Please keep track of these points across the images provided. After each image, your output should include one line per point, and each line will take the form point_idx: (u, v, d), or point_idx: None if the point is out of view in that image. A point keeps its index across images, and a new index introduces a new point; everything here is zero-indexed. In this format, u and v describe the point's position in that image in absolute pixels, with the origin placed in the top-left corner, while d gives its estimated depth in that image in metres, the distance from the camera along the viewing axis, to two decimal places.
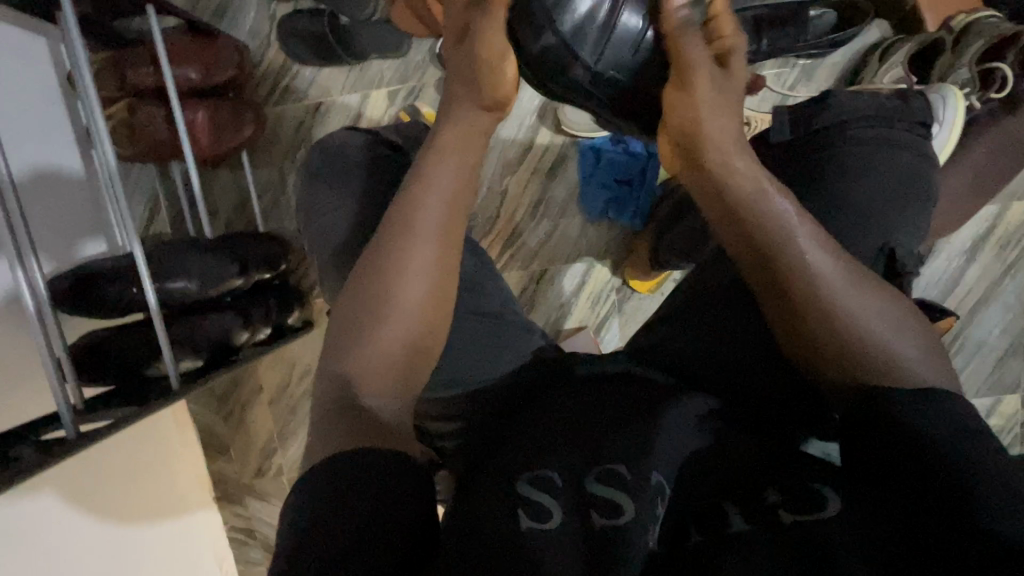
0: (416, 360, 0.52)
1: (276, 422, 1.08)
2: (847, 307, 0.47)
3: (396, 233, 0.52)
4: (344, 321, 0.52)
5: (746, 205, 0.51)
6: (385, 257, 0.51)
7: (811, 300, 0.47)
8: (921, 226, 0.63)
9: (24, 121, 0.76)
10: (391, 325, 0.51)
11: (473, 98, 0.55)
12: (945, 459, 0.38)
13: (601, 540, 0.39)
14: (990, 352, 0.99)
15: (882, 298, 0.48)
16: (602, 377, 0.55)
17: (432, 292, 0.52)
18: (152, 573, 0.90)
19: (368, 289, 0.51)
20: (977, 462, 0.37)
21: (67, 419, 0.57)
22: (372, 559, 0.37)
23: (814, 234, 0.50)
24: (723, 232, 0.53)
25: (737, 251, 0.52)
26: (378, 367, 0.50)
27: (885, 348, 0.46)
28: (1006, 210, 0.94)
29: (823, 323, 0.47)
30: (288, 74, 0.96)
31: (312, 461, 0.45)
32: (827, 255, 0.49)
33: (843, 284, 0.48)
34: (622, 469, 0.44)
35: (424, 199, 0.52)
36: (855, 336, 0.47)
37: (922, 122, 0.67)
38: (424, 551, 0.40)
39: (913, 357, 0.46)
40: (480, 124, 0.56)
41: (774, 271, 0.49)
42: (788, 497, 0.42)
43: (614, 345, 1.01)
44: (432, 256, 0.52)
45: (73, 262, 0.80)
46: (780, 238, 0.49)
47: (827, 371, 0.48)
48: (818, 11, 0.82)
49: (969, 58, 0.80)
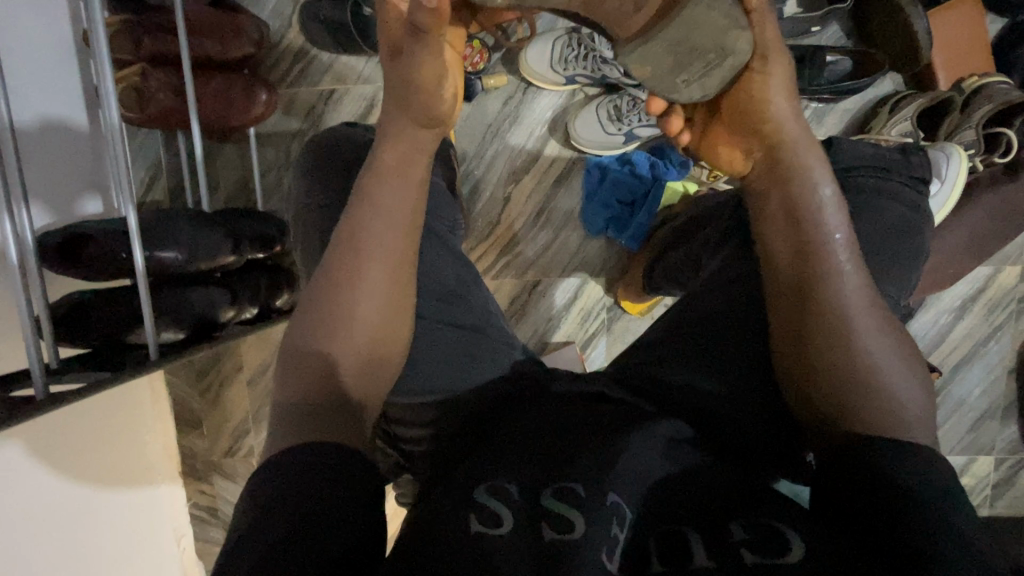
0: (375, 363, 0.51)
1: (252, 403, 1.08)
2: (862, 329, 0.48)
3: (342, 249, 0.51)
4: (308, 322, 0.50)
5: (794, 203, 0.52)
6: (337, 276, 0.50)
7: (837, 312, 0.48)
8: (911, 280, 0.62)
9: (31, 73, 0.75)
10: (343, 342, 0.49)
11: (408, 117, 0.52)
12: (922, 522, 0.39)
13: (551, 551, 0.39)
14: (968, 412, 0.99)
15: (892, 334, 0.49)
16: (576, 397, 0.54)
17: (386, 295, 0.51)
18: (109, 540, 0.89)
19: (319, 301, 0.50)
20: (954, 535, 0.38)
21: (38, 379, 0.56)
22: (311, 557, 0.36)
23: (853, 254, 0.51)
24: (773, 231, 0.53)
25: (780, 254, 0.53)
26: (338, 371, 0.49)
27: (888, 388, 0.46)
28: (998, 274, 0.95)
29: (840, 343, 0.48)
30: (305, 58, 0.96)
31: (272, 451, 0.44)
32: (857, 272, 0.50)
33: (869, 308, 0.49)
34: (578, 487, 0.43)
35: (372, 221, 0.51)
36: (865, 366, 0.47)
37: (922, 179, 0.67)
38: (370, 554, 0.39)
39: (908, 397, 0.47)
40: (423, 161, 0.54)
41: (807, 276, 0.50)
42: (754, 536, 0.41)
43: (599, 363, 1.01)
44: (383, 267, 0.51)
45: (66, 219, 0.79)
46: (823, 240, 0.50)
47: (822, 401, 0.48)
48: (831, 57, 0.86)
49: (977, 120, 0.81)
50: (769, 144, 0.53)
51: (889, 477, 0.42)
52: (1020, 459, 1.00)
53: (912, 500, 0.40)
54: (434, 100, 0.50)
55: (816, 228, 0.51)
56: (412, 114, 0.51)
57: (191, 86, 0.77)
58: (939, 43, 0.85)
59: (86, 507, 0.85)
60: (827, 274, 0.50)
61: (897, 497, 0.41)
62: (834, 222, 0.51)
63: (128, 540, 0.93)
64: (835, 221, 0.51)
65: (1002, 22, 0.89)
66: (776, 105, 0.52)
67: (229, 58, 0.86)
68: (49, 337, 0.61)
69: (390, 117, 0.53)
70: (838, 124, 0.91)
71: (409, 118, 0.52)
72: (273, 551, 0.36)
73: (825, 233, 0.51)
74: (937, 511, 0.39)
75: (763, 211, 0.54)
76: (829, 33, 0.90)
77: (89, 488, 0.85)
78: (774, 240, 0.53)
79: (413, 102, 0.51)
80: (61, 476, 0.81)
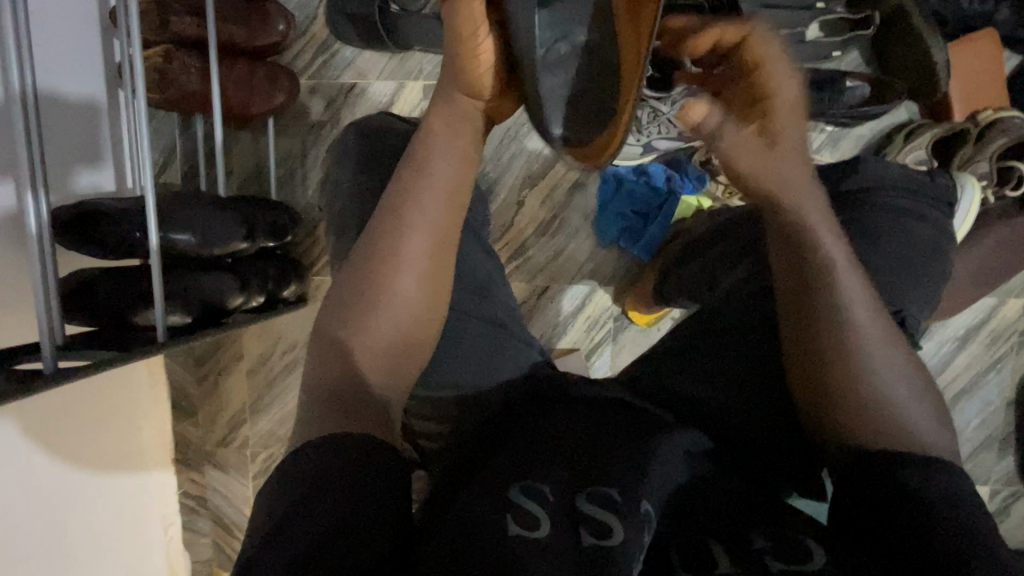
0: (408, 351, 0.51)
1: (249, 394, 1.07)
2: (871, 358, 0.47)
3: (387, 219, 0.51)
4: (344, 300, 0.51)
5: (803, 252, 0.51)
6: (379, 251, 0.50)
7: (842, 339, 0.48)
8: (933, 297, 0.63)
9: (54, 48, 0.75)
10: (383, 317, 0.50)
11: (456, 84, 0.53)
12: (952, 541, 0.38)
13: (596, 558, 0.38)
14: (966, 442, 1.00)
15: (902, 359, 0.48)
16: (594, 400, 0.54)
17: (423, 283, 0.51)
18: (98, 525, 0.87)
19: (361, 278, 0.51)
20: (983, 548, 0.37)
21: (47, 352, 0.55)
22: (347, 553, 0.36)
23: (858, 281, 0.50)
24: (779, 257, 0.54)
25: (785, 278, 0.53)
26: (371, 349, 0.49)
27: (899, 414, 0.46)
28: (1001, 306, 0.96)
29: (841, 380, 0.47)
30: (328, 51, 0.96)
31: (301, 437, 0.44)
32: (863, 301, 0.49)
33: (875, 335, 0.48)
34: (614, 493, 0.43)
35: (408, 220, 0.51)
36: (875, 392, 0.46)
37: (945, 202, 0.68)
38: (404, 554, 0.39)
39: (920, 421, 0.46)
40: (468, 135, 0.54)
41: (810, 302, 0.50)
42: (776, 545, 0.41)
43: (603, 372, 1.01)
44: (425, 247, 0.51)
45: (78, 197, 0.78)
46: (826, 285, 0.50)
47: (828, 434, 0.48)
48: (851, 83, 0.86)
49: (989, 153, 0.84)
50: (767, 178, 0.53)
51: (912, 492, 0.41)
52: (1016, 491, 1.00)
53: (940, 511, 0.40)
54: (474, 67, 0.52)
55: (823, 274, 0.50)
56: (463, 85, 0.53)
57: (214, 70, 0.77)
58: (957, 77, 0.87)
59: (76, 490, 0.83)
60: (830, 302, 0.49)
61: (923, 513, 0.40)
62: (836, 251, 0.51)
63: (115, 526, 0.91)
64: (837, 254, 0.51)
65: (1018, 59, 0.91)
66: (780, 113, 0.52)
67: (254, 45, 0.86)
68: (58, 310, 0.58)
69: (449, 85, 0.54)
70: (853, 149, 0.92)
71: (462, 91, 0.53)
72: (304, 555, 0.35)
73: (826, 262, 0.50)
74: (965, 529, 0.38)
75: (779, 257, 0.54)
76: (851, 57, 0.91)
77: (80, 469, 0.84)
78: (783, 266, 0.53)
79: (459, 81, 0.53)
80: (53, 454, 0.79)
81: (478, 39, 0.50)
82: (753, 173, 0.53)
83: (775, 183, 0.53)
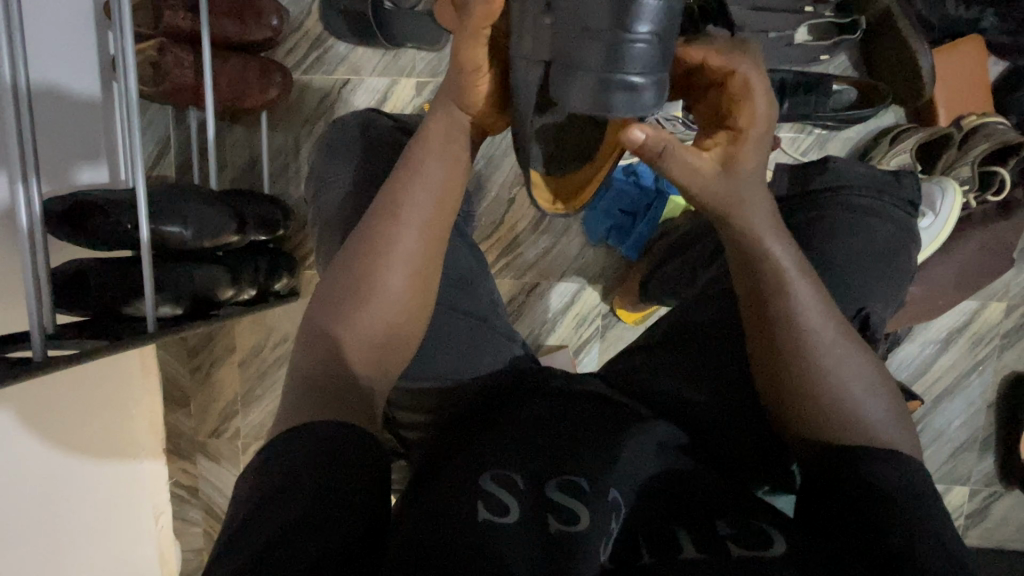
0: (390, 347, 0.52)
1: (241, 385, 1.08)
2: (829, 365, 0.48)
3: (380, 218, 0.51)
4: (329, 295, 0.51)
5: (755, 266, 0.50)
6: (368, 248, 0.50)
7: (797, 351, 0.48)
8: (896, 296, 0.64)
9: (49, 41, 0.75)
10: (370, 314, 0.50)
11: (454, 95, 0.51)
12: (902, 532, 0.40)
13: (559, 545, 0.40)
14: (947, 442, 1.01)
15: (861, 362, 0.48)
16: (572, 394, 0.55)
17: (410, 280, 0.51)
18: (90, 512, 0.89)
19: (349, 273, 0.50)
20: (932, 542, 0.39)
21: (36, 340, 0.56)
22: (318, 533, 0.37)
23: (812, 292, 0.49)
24: (735, 273, 0.52)
25: (740, 294, 0.52)
26: (359, 344, 0.50)
27: (859, 416, 0.47)
28: (984, 309, 0.98)
29: (801, 386, 0.48)
30: (322, 47, 0.97)
31: (284, 424, 0.45)
32: (819, 312, 0.49)
33: (832, 343, 0.48)
34: (582, 482, 0.45)
35: (402, 217, 0.51)
36: (834, 399, 0.47)
37: (913, 201, 0.69)
38: (370, 542, 0.40)
39: (881, 421, 0.47)
40: (466, 138, 0.53)
41: (765, 317, 0.50)
42: (738, 531, 0.43)
43: (590, 368, 1.03)
44: (412, 246, 0.51)
45: (73, 187, 0.79)
46: (781, 292, 0.49)
47: (795, 435, 0.49)
48: (836, 87, 0.88)
49: (973, 158, 0.84)
50: (728, 200, 0.49)
51: (869, 483, 0.43)
52: (996, 491, 1.02)
53: (892, 503, 0.41)
54: (477, 85, 0.49)
55: (779, 280, 0.49)
56: (462, 96, 0.50)
57: (207, 65, 0.78)
58: (942, 84, 0.88)
59: (68, 477, 0.84)
60: (784, 318, 0.49)
61: (878, 505, 0.41)
62: (791, 266, 0.50)
63: (107, 514, 0.92)
64: (793, 267, 0.50)
65: (1003, 65, 0.92)
66: (749, 142, 0.48)
67: (248, 40, 0.87)
68: (48, 301, 0.61)
69: (449, 91, 0.51)
70: (840, 151, 0.94)
71: (460, 100, 0.51)
72: (276, 537, 0.37)
73: (780, 277, 0.49)
74: (914, 520, 0.40)
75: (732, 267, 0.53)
76: (839, 61, 0.92)
77: (72, 457, 0.85)
78: (739, 282, 0.52)
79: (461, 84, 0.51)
80: (46, 442, 0.80)
81: (479, 73, 0.48)
82: (717, 201, 0.49)
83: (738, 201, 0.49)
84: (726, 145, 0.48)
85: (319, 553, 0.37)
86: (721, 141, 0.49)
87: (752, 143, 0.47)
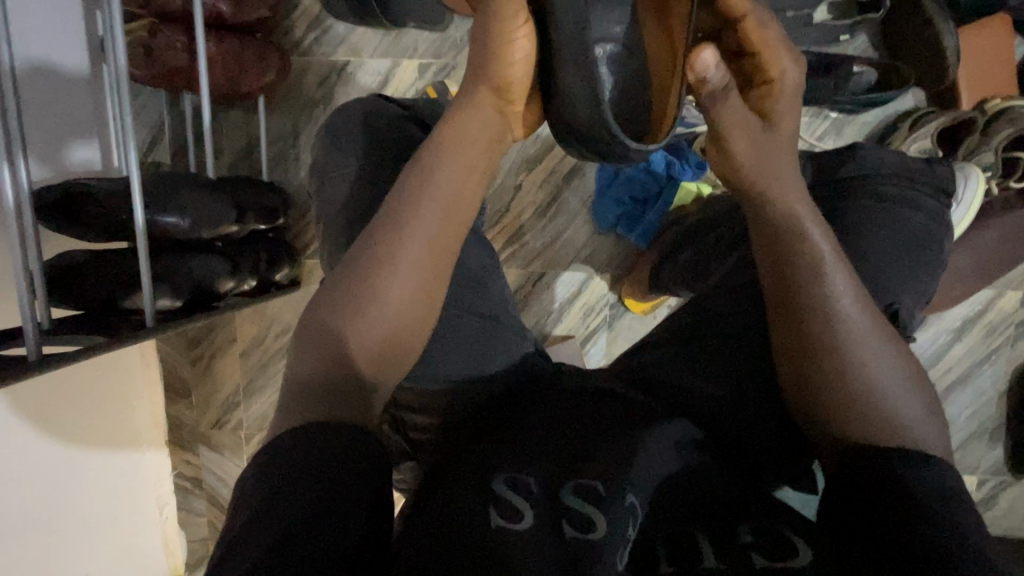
0: (400, 342, 0.49)
1: (243, 376, 1.07)
2: (863, 355, 0.46)
3: (394, 205, 0.49)
4: (336, 286, 0.48)
5: (787, 252, 0.49)
6: (379, 240, 0.48)
7: (831, 340, 0.46)
8: (925, 289, 0.62)
9: (35, 21, 0.72)
10: (377, 309, 0.47)
11: (481, 77, 0.52)
12: (935, 536, 0.38)
13: (573, 552, 0.39)
14: (956, 432, 1.01)
15: (896, 354, 0.47)
16: (587, 393, 0.54)
17: (421, 271, 0.49)
18: (93, 505, 0.88)
19: (357, 263, 0.48)
20: (967, 546, 0.37)
21: (31, 337, 0.54)
22: (326, 543, 0.36)
23: (847, 279, 0.48)
24: (763, 260, 0.51)
25: (769, 281, 0.51)
26: (366, 339, 0.47)
27: (892, 411, 0.45)
28: (1000, 297, 0.96)
29: (835, 378, 0.46)
30: (320, 27, 0.93)
31: (285, 424, 0.43)
32: (854, 299, 0.47)
33: (866, 334, 0.47)
34: (599, 485, 0.43)
35: (418, 206, 0.49)
36: (867, 391, 0.45)
37: (945, 190, 0.67)
38: (375, 553, 0.38)
39: (914, 416, 0.45)
40: (483, 128, 0.52)
41: (796, 305, 0.48)
42: (762, 541, 0.42)
43: (597, 360, 1.01)
44: (425, 234, 0.49)
45: (64, 176, 0.76)
46: (814, 282, 0.48)
47: (824, 431, 0.47)
48: (858, 69, 0.84)
49: (995, 143, 0.81)
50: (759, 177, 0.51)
51: (898, 485, 0.41)
52: (1004, 480, 1.01)
53: (922, 509, 0.40)
54: (508, 65, 0.51)
55: (811, 269, 0.48)
56: (490, 78, 0.51)
57: (201, 47, 0.74)
58: (966, 65, 0.85)
59: (69, 471, 0.83)
60: (818, 305, 0.47)
61: (907, 509, 0.40)
62: (825, 251, 0.49)
63: (110, 507, 0.91)
64: (826, 253, 0.48)
65: None
66: (781, 96, 0.52)
67: (244, 20, 0.83)
68: (42, 295, 0.59)
69: (476, 78, 0.52)
70: (856, 136, 0.91)
71: (490, 82, 0.52)
72: (279, 543, 0.35)
73: (814, 262, 0.48)
74: (946, 523, 0.39)
75: (760, 253, 0.52)
76: (857, 43, 0.89)
77: (73, 450, 0.84)
78: (767, 268, 0.51)
79: (488, 72, 0.51)
80: (47, 437, 0.79)
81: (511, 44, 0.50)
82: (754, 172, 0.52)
83: (771, 178, 0.51)
84: (760, 100, 0.52)
85: (323, 563, 0.35)
86: (759, 92, 0.52)
87: (784, 93, 0.52)
